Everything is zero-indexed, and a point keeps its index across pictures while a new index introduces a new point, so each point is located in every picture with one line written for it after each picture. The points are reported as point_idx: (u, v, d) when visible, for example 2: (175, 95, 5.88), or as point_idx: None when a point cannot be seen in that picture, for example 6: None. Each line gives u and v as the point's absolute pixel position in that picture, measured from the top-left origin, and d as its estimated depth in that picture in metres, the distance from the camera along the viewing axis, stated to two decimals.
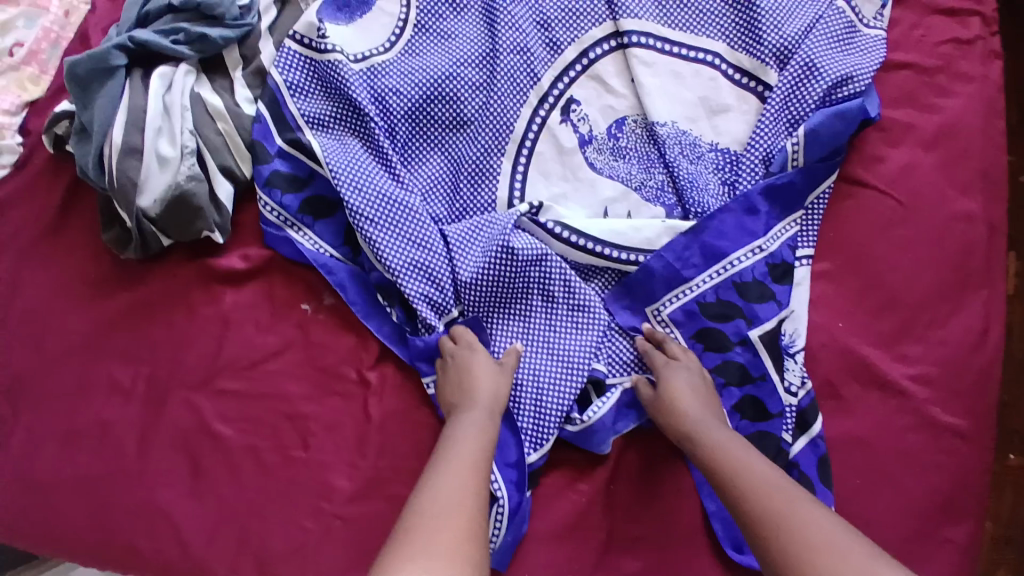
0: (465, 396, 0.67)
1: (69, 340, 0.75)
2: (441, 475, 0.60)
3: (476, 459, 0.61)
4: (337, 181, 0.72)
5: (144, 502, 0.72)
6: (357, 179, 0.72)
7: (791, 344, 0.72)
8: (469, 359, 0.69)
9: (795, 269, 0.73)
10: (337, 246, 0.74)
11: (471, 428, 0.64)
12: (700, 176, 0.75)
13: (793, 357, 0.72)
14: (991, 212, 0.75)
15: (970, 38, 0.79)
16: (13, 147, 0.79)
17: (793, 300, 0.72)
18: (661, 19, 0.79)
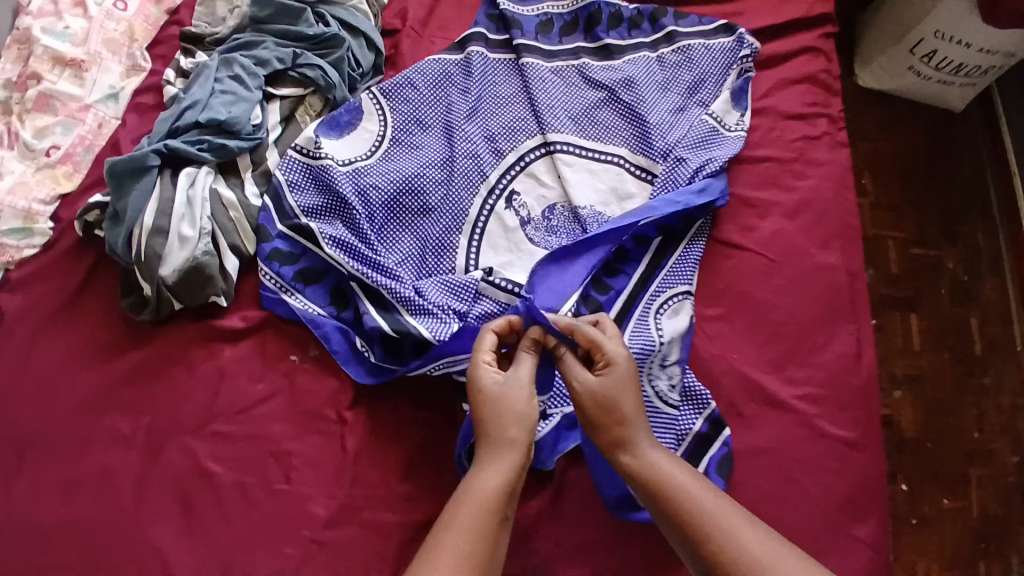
0: (502, 430, 0.71)
1: (75, 397, 0.85)
2: (458, 520, 0.65)
3: (490, 502, 0.67)
4: (331, 249, 0.89)
5: (133, 543, 0.79)
6: (347, 248, 0.89)
7: (667, 359, 0.87)
8: (508, 394, 0.73)
9: (679, 305, 0.90)
10: (325, 306, 0.89)
11: (496, 466, 0.70)
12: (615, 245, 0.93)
13: (669, 368, 0.87)
14: (850, 262, 0.96)
15: (818, 133, 1.02)
16: (44, 231, 0.91)
17: (670, 325, 0.89)
18: (580, 131, 1.00)
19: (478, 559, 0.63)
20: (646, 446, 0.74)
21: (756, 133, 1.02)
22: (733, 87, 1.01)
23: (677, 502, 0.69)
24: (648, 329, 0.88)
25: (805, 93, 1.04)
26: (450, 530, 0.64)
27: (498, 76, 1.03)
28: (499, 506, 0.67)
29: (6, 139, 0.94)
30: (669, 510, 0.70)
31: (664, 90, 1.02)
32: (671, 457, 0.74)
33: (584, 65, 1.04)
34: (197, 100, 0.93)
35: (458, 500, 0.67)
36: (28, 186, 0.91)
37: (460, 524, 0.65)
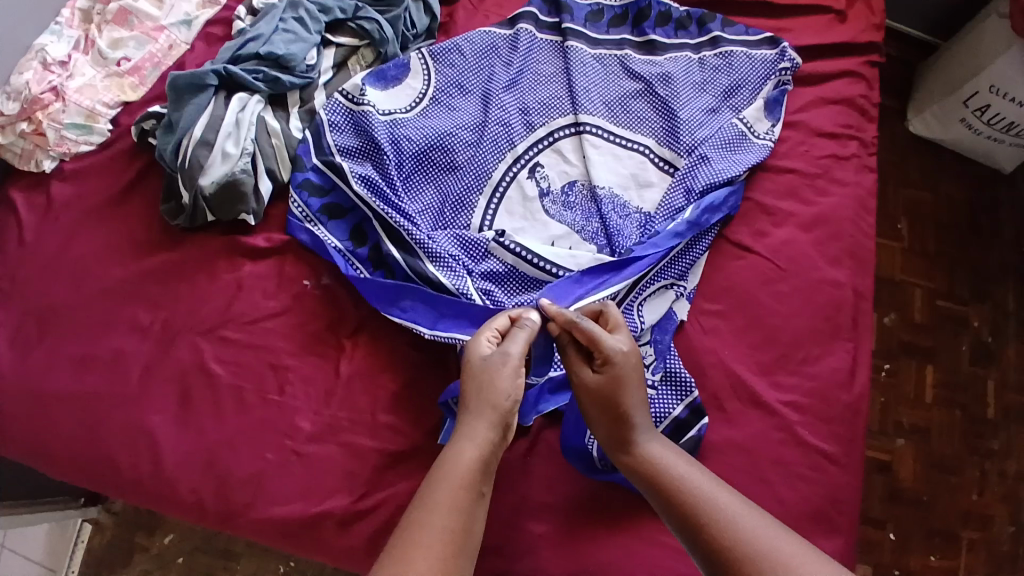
0: (484, 405, 0.72)
1: (104, 282, 0.91)
2: (436, 492, 0.66)
3: (466, 476, 0.68)
4: (355, 188, 0.92)
5: (135, 422, 0.86)
6: (369, 190, 0.93)
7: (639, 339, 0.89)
8: (495, 371, 0.73)
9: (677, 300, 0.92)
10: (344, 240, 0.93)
11: (474, 439, 0.71)
12: (625, 227, 0.95)
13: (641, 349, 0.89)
14: (858, 281, 0.96)
15: (846, 154, 1.02)
16: (103, 131, 0.99)
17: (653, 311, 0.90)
18: (611, 118, 1.02)
19: (455, 531, 0.64)
20: (647, 442, 0.76)
21: (784, 145, 1.02)
22: (767, 97, 1.03)
23: (679, 496, 0.71)
24: (631, 311, 0.90)
25: (839, 115, 1.05)
26: (427, 501, 0.66)
27: (542, 56, 1.07)
28: (475, 481, 0.68)
29: (83, 45, 1.02)
30: (671, 506, 0.71)
31: (699, 91, 1.04)
32: (674, 451, 0.76)
33: (626, 57, 1.07)
34: (261, 34, 1.00)
35: (435, 472, 0.69)
36: (95, 89, 0.99)
37: (437, 495, 0.66)
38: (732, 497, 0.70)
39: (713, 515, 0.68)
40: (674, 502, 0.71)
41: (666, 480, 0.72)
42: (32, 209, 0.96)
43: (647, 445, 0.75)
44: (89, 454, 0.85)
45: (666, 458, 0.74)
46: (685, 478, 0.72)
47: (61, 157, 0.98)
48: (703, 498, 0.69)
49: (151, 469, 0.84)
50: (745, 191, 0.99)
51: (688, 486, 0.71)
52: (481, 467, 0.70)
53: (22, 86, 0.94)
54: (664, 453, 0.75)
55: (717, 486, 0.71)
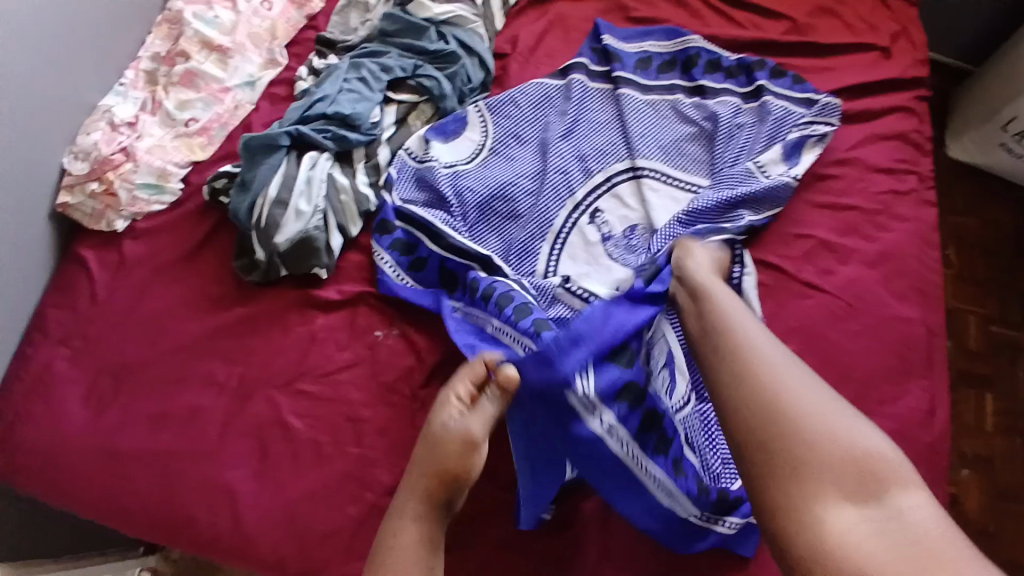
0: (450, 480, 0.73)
1: (181, 339, 0.93)
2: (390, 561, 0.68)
3: (412, 552, 0.69)
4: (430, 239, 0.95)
5: (214, 479, 0.86)
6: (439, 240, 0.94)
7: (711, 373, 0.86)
8: (464, 446, 0.74)
9: None
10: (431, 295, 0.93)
11: (415, 510, 0.72)
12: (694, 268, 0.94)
13: None
14: (929, 317, 0.95)
15: (905, 189, 1.02)
16: (174, 190, 1.02)
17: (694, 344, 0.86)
18: (665, 161, 1.04)
19: None
20: (733, 312, 0.74)
21: (841, 182, 1.02)
22: (789, 141, 1.01)
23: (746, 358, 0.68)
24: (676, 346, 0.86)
25: (894, 150, 1.05)
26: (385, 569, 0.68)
27: (596, 106, 1.09)
28: (424, 555, 0.69)
29: (149, 105, 1.06)
30: (733, 366, 0.68)
31: (734, 134, 1.04)
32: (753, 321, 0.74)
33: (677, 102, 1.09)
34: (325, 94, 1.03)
35: (385, 539, 0.70)
36: (165, 149, 1.02)
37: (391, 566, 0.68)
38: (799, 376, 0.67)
39: (764, 381, 0.65)
40: (730, 370, 0.68)
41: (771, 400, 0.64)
42: (106, 268, 0.98)
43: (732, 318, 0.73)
44: (170, 511, 0.85)
45: (747, 326, 0.72)
46: (800, 399, 0.64)
47: (133, 216, 1.00)
48: (813, 419, 0.62)
49: (231, 525, 0.84)
50: (808, 228, 0.99)
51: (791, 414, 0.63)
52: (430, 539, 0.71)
53: (92, 147, 0.98)
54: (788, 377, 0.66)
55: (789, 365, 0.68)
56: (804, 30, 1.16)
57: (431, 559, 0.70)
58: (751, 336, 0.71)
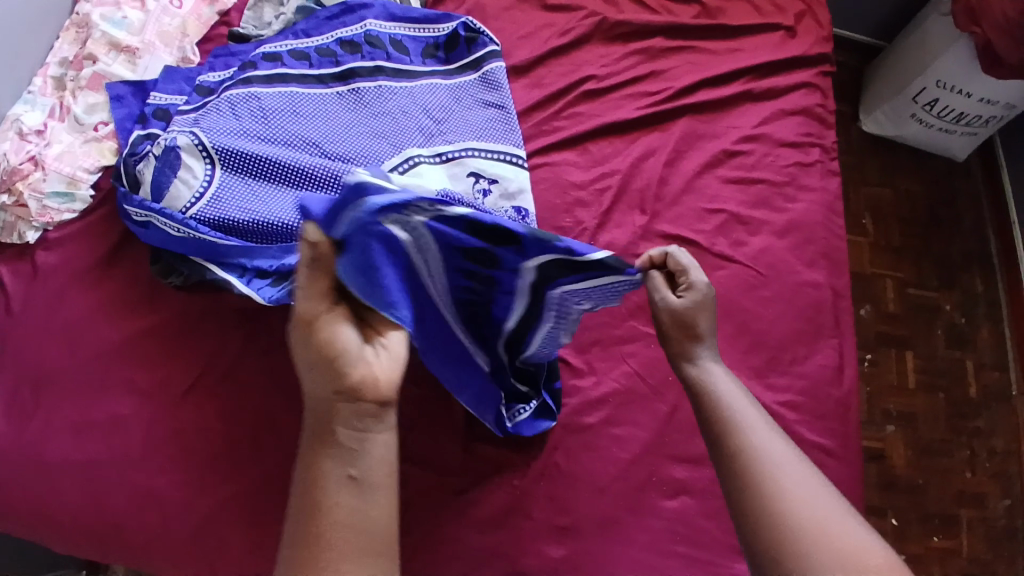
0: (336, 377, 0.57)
1: (99, 347, 0.91)
2: (297, 529, 0.57)
3: (319, 491, 0.57)
4: None
5: (141, 485, 0.85)
6: None
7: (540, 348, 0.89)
8: (326, 329, 0.57)
9: None
10: None
11: (313, 450, 0.58)
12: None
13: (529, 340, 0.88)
14: (835, 281, 1.01)
15: (810, 162, 1.08)
16: (85, 197, 0.98)
17: None
18: (477, 138, 1.02)
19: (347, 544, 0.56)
20: (711, 363, 0.75)
21: (750, 157, 1.07)
22: (470, 122, 1.04)
23: (729, 430, 0.67)
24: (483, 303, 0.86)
25: (799, 125, 1.11)
26: (292, 546, 0.57)
27: (514, 92, 1.10)
28: (332, 489, 0.57)
29: (58, 111, 1.02)
30: (717, 436, 0.68)
31: (484, 105, 1.06)
32: (738, 389, 0.72)
33: (475, 90, 1.08)
34: (160, 110, 1.00)
35: (293, 501, 0.59)
36: (75, 155, 0.99)
37: (323, 497, 0.56)
38: (805, 468, 0.64)
39: (771, 464, 0.63)
40: (715, 423, 0.69)
41: (732, 421, 0.68)
42: (18, 279, 0.94)
43: (722, 387, 0.72)
44: (95, 523, 0.84)
45: (735, 398, 0.71)
46: (786, 464, 0.63)
47: (44, 226, 0.97)
48: (795, 483, 0.62)
49: (160, 530, 0.83)
50: (720, 203, 1.03)
51: (771, 465, 0.63)
52: (339, 469, 0.57)
53: (1, 159, 0.95)
54: (724, 382, 0.72)
55: (793, 452, 0.65)
56: (713, 13, 1.20)
57: (349, 475, 0.57)
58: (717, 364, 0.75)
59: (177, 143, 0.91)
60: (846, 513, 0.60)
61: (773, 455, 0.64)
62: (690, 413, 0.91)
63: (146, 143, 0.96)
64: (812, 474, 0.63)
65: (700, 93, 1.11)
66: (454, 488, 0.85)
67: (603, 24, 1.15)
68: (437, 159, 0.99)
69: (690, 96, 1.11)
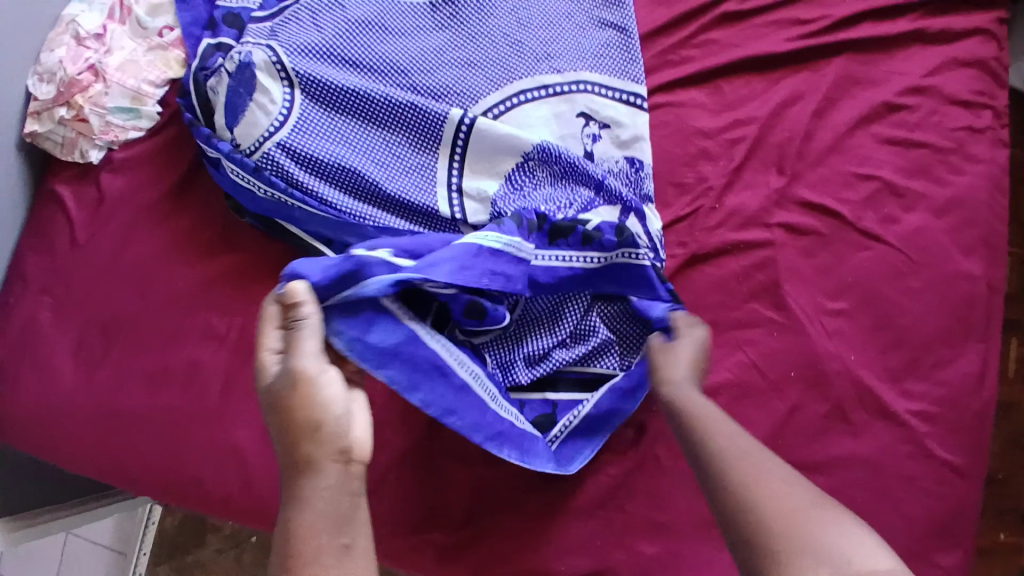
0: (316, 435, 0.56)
1: (172, 288, 0.83)
2: None
3: (304, 551, 0.52)
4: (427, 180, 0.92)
5: (219, 439, 0.80)
6: None
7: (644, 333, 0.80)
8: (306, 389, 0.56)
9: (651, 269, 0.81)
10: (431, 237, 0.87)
11: (296, 511, 0.54)
12: (618, 193, 0.83)
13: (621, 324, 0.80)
14: (991, 273, 0.88)
15: (982, 126, 0.91)
16: (152, 115, 0.87)
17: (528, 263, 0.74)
18: (591, 68, 0.87)
19: None
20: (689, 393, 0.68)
21: (914, 115, 0.90)
22: (584, 47, 0.88)
23: (723, 465, 0.59)
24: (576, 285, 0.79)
25: (975, 78, 0.92)
26: None
27: (636, 15, 0.93)
28: (322, 545, 0.53)
29: (117, 12, 0.89)
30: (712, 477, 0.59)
31: (599, 29, 0.90)
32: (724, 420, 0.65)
33: (588, 6, 0.91)
34: (231, 15, 0.87)
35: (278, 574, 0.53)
36: (139, 66, 0.87)
37: (306, 558, 0.52)
38: (798, 487, 0.56)
39: (771, 494, 0.56)
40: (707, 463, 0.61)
41: (730, 452, 0.60)
42: (83, 205, 0.86)
43: (713, 419, 0.64)
44: (172, 473, 0.80)
45: (723, 426, 0.64)
46: (781, 491, 0.56)
47: (109, 145, 0.87)
48: (796, 509, 0.54)
49: (238, 487, 0.80)
50: (874, 168, 0.87)
51: (761, 486, 0.56)
52: (329, 526, 0.54)
53: (57, 67, 0.84)
54: (726, 421, 0.64)
55: (787, 475, 0.58)
56: None
57: (341, 530, 0.54)
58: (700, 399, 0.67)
59: (253, 59, 0.79)
60: (838, 520, 0.54)
61: (753, 475, 0.58)
62: (814, 414, 0.81)
63: (217, 55, 0.83)
64: (813, 494, 0.56)
65: (861, 29, 0.92)
66: (547, 472, 0.80)
67: None
68: (543, 92, 0.86)
69: (850, 29, 0.92)
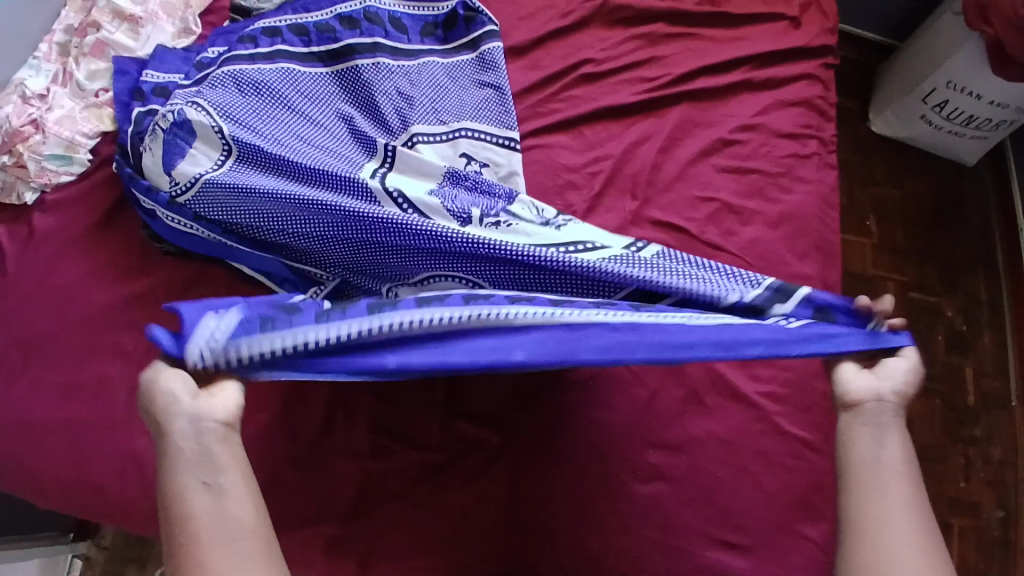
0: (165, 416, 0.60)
1: (89, 310, 0.92)
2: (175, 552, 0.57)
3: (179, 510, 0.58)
4: None
5: (123, 446, 0.86)
6: None
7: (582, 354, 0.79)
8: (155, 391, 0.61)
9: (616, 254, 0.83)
10: None
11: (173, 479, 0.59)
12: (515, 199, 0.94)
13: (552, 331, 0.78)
14: (826, 274, 1.00)
15: (807, 154, 1.07)
16: (83, 161, 0.99)
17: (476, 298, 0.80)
18: (472, 118, 1.02)
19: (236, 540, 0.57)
20: (886, 433, 0.67)
21: (747, 147, 1.06)
22: (466, 103, 1.03)
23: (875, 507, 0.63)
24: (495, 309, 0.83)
25: (799, 116, 1.09)
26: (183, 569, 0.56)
27: (511, 73, 1.09)
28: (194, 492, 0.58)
29: (61, 78, 1.03)
30: (855, 505, 0.64)
31: (480, 87, 1.05)
32: (898, 459, 0.66)
33: (470, 70, 1.06)
34: (159, 88, 0.99)
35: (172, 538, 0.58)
36: (74, 120, 1.00)
37: (186, 508, 0.58)
38: (908, 536, 0.61)
39: (881, 542, 0.61)
40: (852, 492, 0.65)
41: (870, 482, 0.65)
42: (15, 241, 0.96)
43: (879, 456, 0.66)
44: (76, 481, 0.85)
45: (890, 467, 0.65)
46: (901, 541, 0.61)
47: (42, 188, 0.98)
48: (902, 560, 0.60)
49: (137, 491, 0.85)
50: (713, 191, 1.02)
51: (881, 537, 0.61)
52: (203, 473, 0.59)
53: (3, 120, 0.96)
54: (879, 447, 0.67)
55: (913, 518, 0.62)
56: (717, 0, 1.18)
57: (214, 480, 0.59)
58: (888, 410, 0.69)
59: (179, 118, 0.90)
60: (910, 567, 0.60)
61: (883, 520, 0.62)
62: (672, 399, 0.91)
63: (148, 118, 0.96)
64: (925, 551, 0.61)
65: (698, 81, 1.10)
66: (428, 463, 0.86)
67: (603, 11, 1.15)
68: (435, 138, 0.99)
69: (689, 82, 1.10)
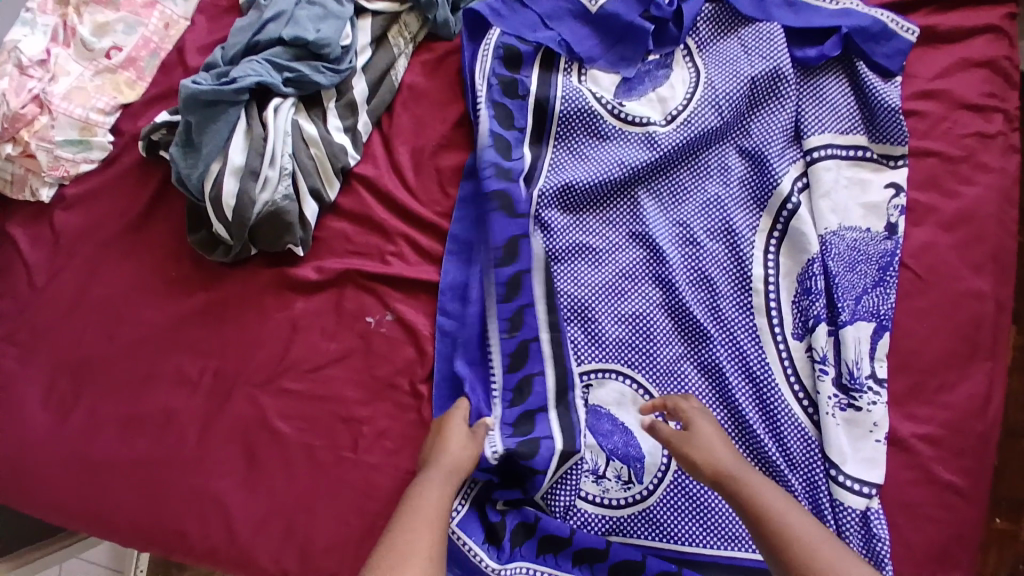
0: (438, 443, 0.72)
1: (142, 331, 0.79)
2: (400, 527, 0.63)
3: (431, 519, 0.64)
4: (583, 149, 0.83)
5: (200, 489, 0.77)
6: (580, 146, 0.83)
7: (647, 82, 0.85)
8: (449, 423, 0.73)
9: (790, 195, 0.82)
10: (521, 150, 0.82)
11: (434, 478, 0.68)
12: (875, 309, 0.80)
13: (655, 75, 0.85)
14: (1001, 290, 0.82)
15: (992, 132, 0.85)
16: (104, 144, 0.83)
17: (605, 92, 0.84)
18: (697, 327, 0.80)
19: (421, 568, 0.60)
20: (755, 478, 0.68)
21: (921, 122, 0.86)
22: (680, 298, 0.80)
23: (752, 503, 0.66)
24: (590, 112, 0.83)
25: (982, 81, 0.86)
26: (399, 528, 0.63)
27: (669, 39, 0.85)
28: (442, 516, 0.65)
29: (62, 34, 0.83)
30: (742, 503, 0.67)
31: (701, 246, 0.82)
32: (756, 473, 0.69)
33: (670, 232, 0.82)
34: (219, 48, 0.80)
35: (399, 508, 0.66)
36: (86, 90, 0.82)
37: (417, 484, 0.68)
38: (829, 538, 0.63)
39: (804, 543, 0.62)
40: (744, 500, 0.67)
41: (762, 512, 0.65)
42: (39, 246, 0.82)
43: (751, 479, 0.68)
44: (150, 526, 0.76)
45: (762, 489, 0.67)
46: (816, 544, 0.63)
47: (61, 181, 0.82)
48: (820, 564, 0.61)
49: (220, 538, 0.76)
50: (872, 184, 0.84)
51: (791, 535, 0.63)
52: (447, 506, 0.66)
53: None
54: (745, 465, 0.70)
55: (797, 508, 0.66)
56: None
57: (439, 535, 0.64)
58: (757, 476, 0.69)
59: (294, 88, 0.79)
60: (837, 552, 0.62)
61: (802, 531, 0.63)
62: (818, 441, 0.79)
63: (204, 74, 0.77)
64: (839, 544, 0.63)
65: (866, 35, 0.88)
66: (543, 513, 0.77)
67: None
68: (652, 328, 0.80)
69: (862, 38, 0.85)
